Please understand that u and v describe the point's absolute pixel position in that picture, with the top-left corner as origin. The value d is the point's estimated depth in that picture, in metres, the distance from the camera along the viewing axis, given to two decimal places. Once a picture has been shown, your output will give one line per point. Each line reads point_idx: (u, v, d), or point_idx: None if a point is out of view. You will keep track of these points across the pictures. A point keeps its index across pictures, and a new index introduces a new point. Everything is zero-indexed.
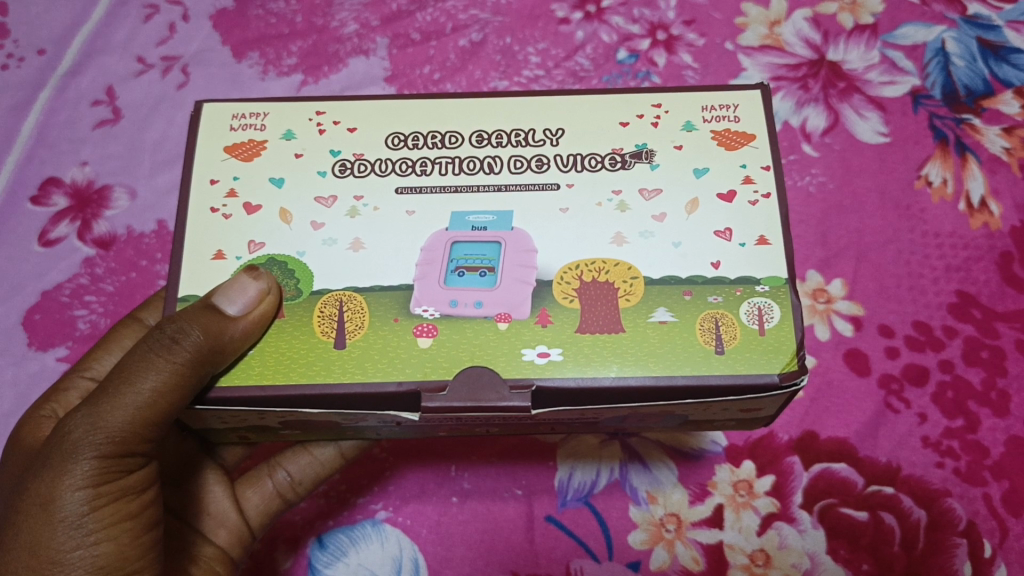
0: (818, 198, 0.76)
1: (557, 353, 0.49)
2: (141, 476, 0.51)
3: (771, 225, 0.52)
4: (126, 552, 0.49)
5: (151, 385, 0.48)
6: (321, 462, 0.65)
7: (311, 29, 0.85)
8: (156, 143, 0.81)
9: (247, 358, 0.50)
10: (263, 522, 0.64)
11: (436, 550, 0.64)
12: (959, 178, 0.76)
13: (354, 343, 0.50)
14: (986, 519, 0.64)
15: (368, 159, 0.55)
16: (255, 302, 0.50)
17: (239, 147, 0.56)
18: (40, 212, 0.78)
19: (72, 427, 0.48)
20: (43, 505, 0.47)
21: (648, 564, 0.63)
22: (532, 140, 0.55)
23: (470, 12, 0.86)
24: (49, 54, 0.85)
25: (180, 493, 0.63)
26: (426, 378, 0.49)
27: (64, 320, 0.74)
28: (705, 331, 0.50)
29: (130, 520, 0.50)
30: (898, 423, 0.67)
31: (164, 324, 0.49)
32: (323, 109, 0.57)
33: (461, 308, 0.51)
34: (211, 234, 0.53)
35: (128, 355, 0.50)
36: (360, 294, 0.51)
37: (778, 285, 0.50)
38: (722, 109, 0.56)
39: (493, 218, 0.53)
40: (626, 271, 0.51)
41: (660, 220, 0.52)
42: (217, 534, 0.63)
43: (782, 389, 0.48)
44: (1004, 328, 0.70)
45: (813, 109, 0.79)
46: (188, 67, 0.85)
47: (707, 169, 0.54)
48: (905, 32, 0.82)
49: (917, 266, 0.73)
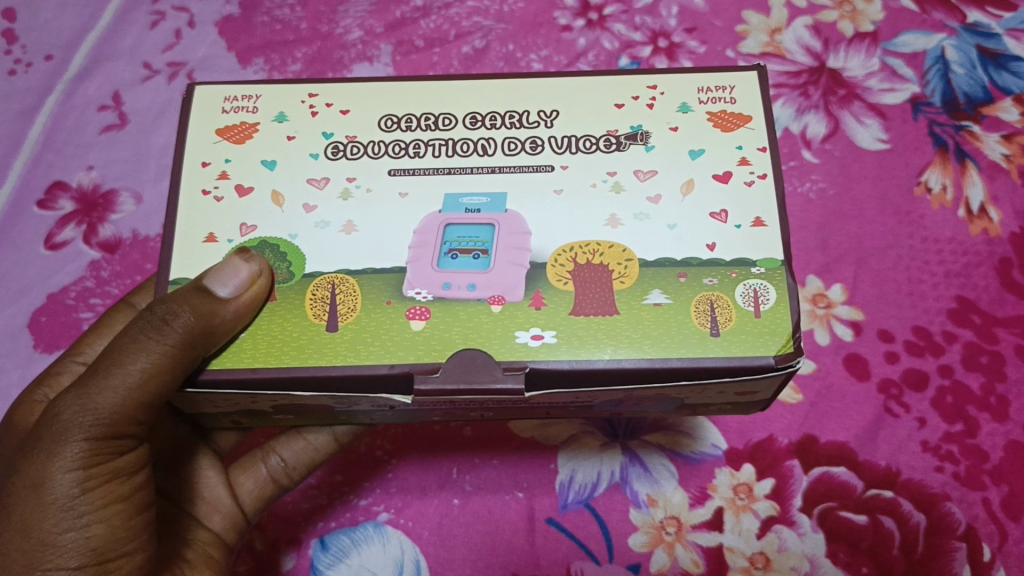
0: (818, 204, 0.76)
1: (551, 335, 0.50)
2: (132, 459, 0.51)
3: (768, 207, 0.52)
4: (118, 534, 0.50)
5: (141, 366, 0.48)
6: (314, 447, 0.66)
7: (316, 36, 0.86)
8: (161, 147, 0.82)
9: (239, 341, 0.51)
10: (257, 507, 0.64)
11: (437, 552, 0.65)
12: (959, 184, 0.76)
13: (347, 325, 0.51)
14: (985, 523, 0.64)
15: (361, 141, 0.56)
16: (247, 284, 0.50)
17: (231, 129, 0.56)
18: (46, 215, 0.79)
19: (62, 409, 0.48)
20: (34, 487, 0.47)
21: (648, 566, 0.64)
22: (526, 122, 0.56)
23: (473, 20, 0.87)
24: (56, 59, 0.86)
25: (174, 479, 0.64)
26: (419, 361, 0.50)
27: (69, 323, 0.74)
28: (701, 313, 0.50)
29: (122, 502, 0.50)
30: (897, 428, 0.67)
31: (154, 306, 0.50)
32: (315, 91, 0.58)
33: (454, 290, 0.51)
34: (204, 217, 0.54)
35: (118, 337, 0.50)
36: (352, 276, 0.52)
37: (774, 267, 0.51)
38: (718, 91, 0.56)
39: (486, 200, 0.53)
40: (620, 252, 0.52)
41: (655, 202, 0.53)
42: (211, 519, 0.63)
43: (778, 371, 0.49)
44: (1003, 334, 0.70)
45: (814, 116, 0.79)
46: (193, 72, 0.85)
47: (703, 150, 0.54)
48: (905, 40, 0.83)
49: (916, 272, 0.73)
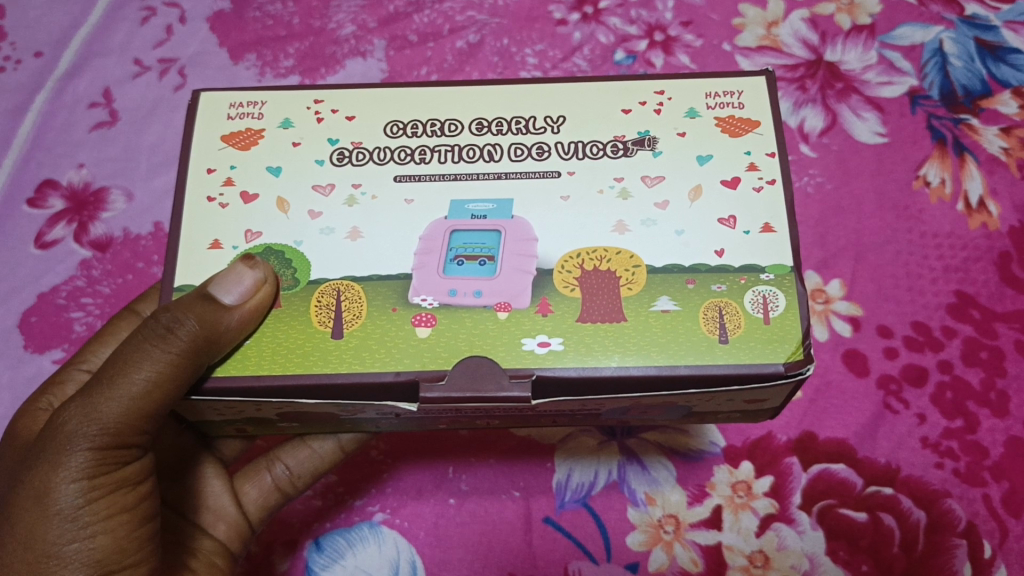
0: (816, 198, 0.75)
1: (558, 343, 0.49)
2: (137, 468, 0.50)
3: (776, 212, 0.52)
4: (123, 545, 0.49)
5: (145, 375, 0.48)
6: (319, 456, 0.65)
7: (308, 32, 0.85)
8: (152, 145, 0.81)
9: (243, 349, 0.50)
10: (262, 515, 0.64)
11: (433, 553, 0.64)
12: (957, 178, 0.76)
13: (352, 333, 0.50)
14: (985, 520, 0.63)
15: (366, 148, 0.55)
16: (251, 291, 0.49)
17: (236, 136, 0.56)
18: (37, 214, 0.78)
19: (66, 418, 0.48)
20: (38, 497, 0.47)
21: (646, 565, 0.63)
22: (533, 128, 0.55)
23: (467, 14, 0.86)
24: (46, 56, 0.85)
25: (176, 487, 0.64)
26: (425, 368, 0.49)
27: (60, 323, 0.74)
28: (709, 320, 0.49)
29: (127, 512, 0.50)
30: (896, 424, 0.67)
31: (159, 314, 0.49)
32: (321, 98, 0.57)
33: (460, 297, 0.51)
34: (209, 223, 0.53)
35: (122, 346, 0.50)
36: (358, 283, 0.51)
37: (783, 273, 0.50)
38: (725, 96, 0.55)
39: (492, 206, 0.53)
40: (628, 259, 0.51)
41: (663, 208, 0.52)
42: (216, 528, 0.63)
43: (788, 378, 0.48)
44: (1002, 329, 0.69)
45: (811, 109, 0.79)
46: (185, 69, 0.84)
47: (711, 155, 0.54)
48: (903, 33, 0.82)
49: (915, 267, 0.72)
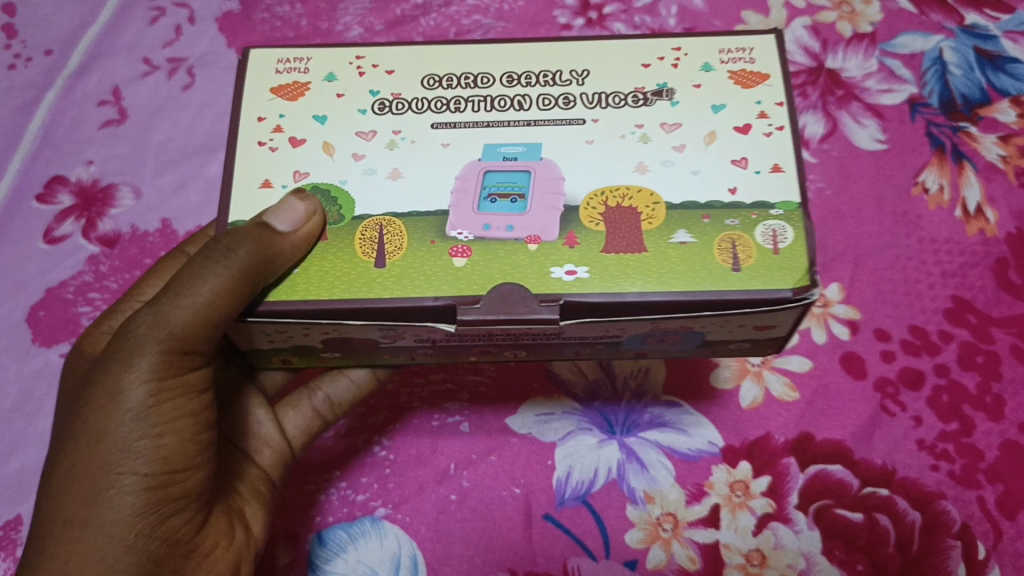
0: (816, 203, 0.76)
1: (583, 271, 0.50)
2: (201, 375, 0.54)
3: (786, 154, 0.53)
4: (184, 446, 0.53)
5: (208, 290, 0.49)
6: (358, 385, 0.69)
7: (315, 33, 0.87)
8: (160, 143, 0.82)
9: (294, 275, 0.51)
10: (303, 442, 0.68)
11: (434, 548, 0.65)
12: (956, 185, 0.76)
13: (394, 262, 0.51)
14: (980, 521, 0.64)
15: (405, 98, 0.57)
16: (305, 219, 0.50)
17: (284, 88, 0.57)
18: (45, 210, 0.79)
19: (138, 324, 0.51)
20: (110, 395, 0.51)
21: (644, 563, 0.64)
22: (560, 80, 0.57)
23: (472, 18, 0.87)
24: (55, 54, 0.86)
25: (225, 417, 0.66)
26: (462, 293, 0.50)
27: (68, 317, 0.74)
28: (723, 251, 0.50)
29: (190, 417, 0.54)
30: (893, 426, 0.67)
31: (220, 237, 0.51)
32: (363, 53, 0.59)
33: (494, 231, 0.51)
34: (255, 166, 0.55)
35: (189, 262, 0.52)
36: (399, 218, 0.52)
37: (792, 209, 0.51)
38: (738, 52, 0.56)
39: (522, 150, 0.54)
40: (648, 197, 0.52)
41: (680, 151, 0.53)
42: (262, 453, 0.66)
43: (795, 303, 0.48)
44: (998, 334, 0.70)
45: (812, 116, 0.80)
46: (193, 68, 0.86)
47: (724, 105, 0.55)
48: (903, 41, 0.83)
49: (912, 271, 0.73)
